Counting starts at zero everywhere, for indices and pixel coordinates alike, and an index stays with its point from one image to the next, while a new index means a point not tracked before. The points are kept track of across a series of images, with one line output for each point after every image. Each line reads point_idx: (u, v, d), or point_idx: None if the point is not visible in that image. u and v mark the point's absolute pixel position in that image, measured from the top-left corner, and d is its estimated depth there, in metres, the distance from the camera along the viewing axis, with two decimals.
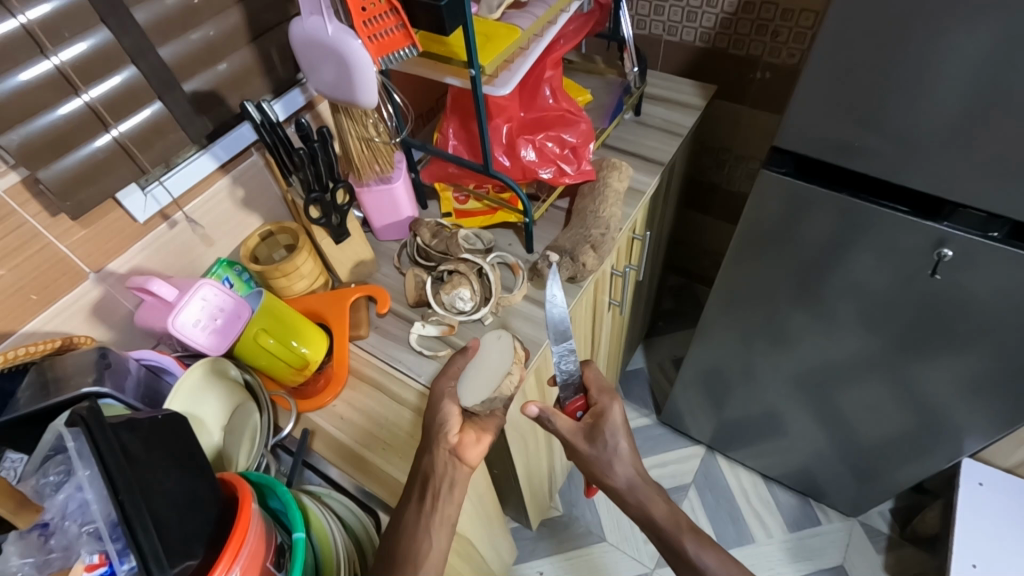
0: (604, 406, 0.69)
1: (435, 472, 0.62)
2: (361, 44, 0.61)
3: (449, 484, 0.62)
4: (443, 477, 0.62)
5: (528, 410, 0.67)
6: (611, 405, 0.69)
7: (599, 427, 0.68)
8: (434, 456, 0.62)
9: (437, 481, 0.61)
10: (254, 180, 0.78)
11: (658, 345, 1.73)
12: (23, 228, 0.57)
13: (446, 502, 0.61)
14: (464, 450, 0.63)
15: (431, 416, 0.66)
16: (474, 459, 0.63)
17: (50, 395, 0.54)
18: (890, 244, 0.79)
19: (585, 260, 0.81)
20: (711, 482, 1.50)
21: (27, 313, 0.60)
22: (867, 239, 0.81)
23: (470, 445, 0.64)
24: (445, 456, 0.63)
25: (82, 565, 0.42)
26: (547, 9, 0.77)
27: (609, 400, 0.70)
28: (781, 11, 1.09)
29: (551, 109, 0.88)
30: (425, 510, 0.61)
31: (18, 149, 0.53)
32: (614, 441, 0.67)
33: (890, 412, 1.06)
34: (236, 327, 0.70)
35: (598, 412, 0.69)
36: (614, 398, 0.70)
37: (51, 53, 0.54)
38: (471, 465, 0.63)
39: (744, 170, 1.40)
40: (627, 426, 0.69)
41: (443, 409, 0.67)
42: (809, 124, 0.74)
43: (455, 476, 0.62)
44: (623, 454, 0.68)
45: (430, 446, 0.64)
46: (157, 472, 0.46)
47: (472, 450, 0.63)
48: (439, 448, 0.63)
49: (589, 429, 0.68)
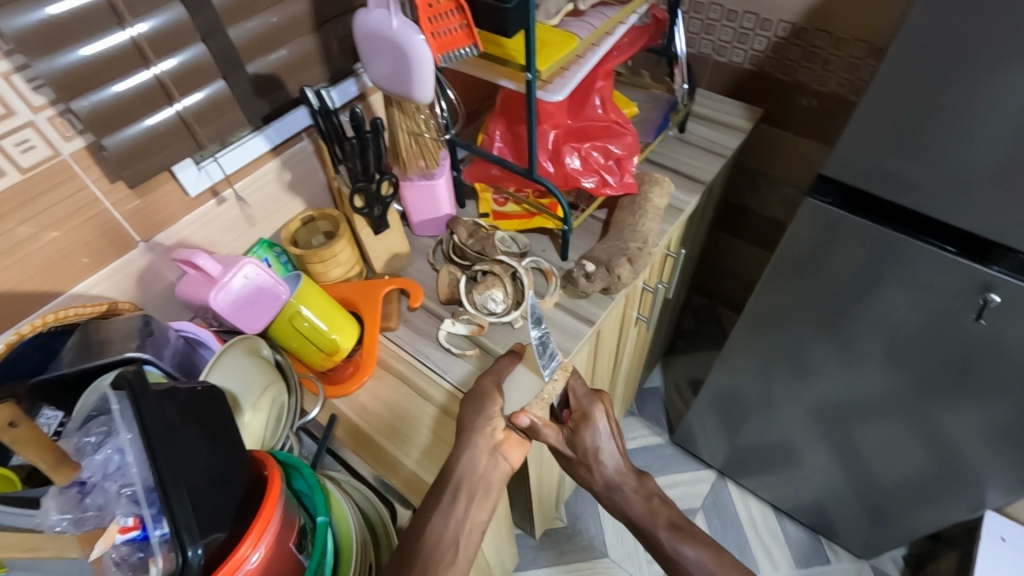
0: (587, 412, 0.74)
1: (475, 472, 0.63)
2: (423, 40, 0.61)
3: (482, 486, 0.63)
4: (482, 477, 0.64)
5: (518, 419, 0.66)
6: (593, 411, 0.74)
7: (581, 434, 0.74)
8: (475, 453, 0.63)
9: (475, 483, 0.63)
10: (302, 165, 0.79)
11: (676, 365, 1.71)
12: (82, 192, 0.59)
13: (480, 506, 0.63)
14: (508, 449, 0.66)
15: (467, 413, 0.66)
16: (515, 460, 0.67)
17: (93, 356, 0.55)
18: (933, 285, 0.78)
19: (620, 273, 0.80)
20: (720, 509, 1.48)
21: (77, 276, 0.62)
22: (909, 277, 0.79)
23: (514, 446, 0.67)
24: (486, 456, 0.64)
25: (117, 527, 0.43)
26: (605, 21, 0.77)
27: (590, 404, 0.74)
28: (835, 39, 1.08)
29: (598, 119, 0.88)
30: (459, 510, 0.62)
31: (88, 116, 0.55)
32: (598, 446, 0.74)
33: (914, 456, 1.03)
34: (274, 307, 0.69)
35: (578, 416, 0.74)
36: (594, 404, 0.74)
37: (129, 25, 0.55)
38: (510, 463, 0.66)
39: (780, 196, 1.39)
40: (610, 428, 0.74)
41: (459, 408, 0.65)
42: (861, 156, 0.73)
43: (491, 479, 0.64)
44: (606, 458, 0.74)
45: (467, 440, 0.64)
46: (193, 443, 0.47)
47: (516, 452, 0.67)
48: (483, 439, 0.64)
49: (570, 437, 0.74)
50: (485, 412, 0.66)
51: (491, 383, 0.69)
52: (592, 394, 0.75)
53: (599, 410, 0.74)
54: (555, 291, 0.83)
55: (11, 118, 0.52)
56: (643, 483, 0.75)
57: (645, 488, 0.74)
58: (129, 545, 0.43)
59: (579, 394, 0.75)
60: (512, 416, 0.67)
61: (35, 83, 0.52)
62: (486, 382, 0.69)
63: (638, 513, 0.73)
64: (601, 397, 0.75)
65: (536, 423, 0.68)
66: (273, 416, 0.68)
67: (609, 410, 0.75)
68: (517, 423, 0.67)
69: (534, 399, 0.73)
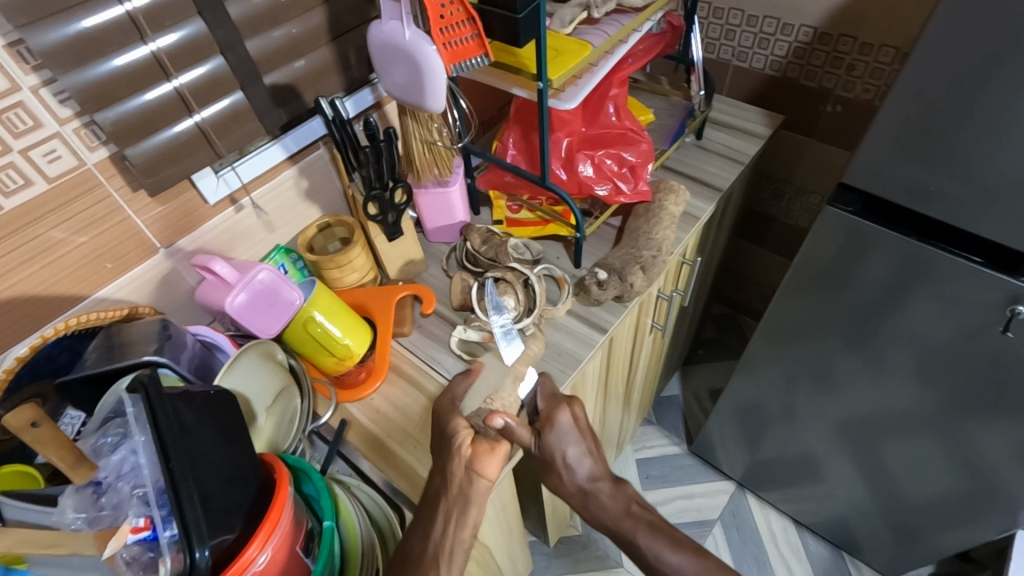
0: (554, 414, 0.72)
1: (449, 491, 0.62)
2: (435, 50, 0.62)
3: (461, 500, 0.62)
4: (457, 494, 0.62)
5: (493, 419, 0.67)
6: (558, 413, 0.72)
7: (547, 436, 0.72)
8: (449, 475, 0.62)
9: (453, 499, 0.62)
10: (319, 173, 0.81)
11: (696, 373, 1.69)
12: (107, 200, 0.61)
13: (460, 525, 0.62)
14: (479, 463, 0.62)
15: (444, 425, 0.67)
16: (493, 473, 0.63)
17: (114, 359, 0.57)
18: (959, 296, 0.75)
19: (633, 281, 0.80)
20: (739, 521, 1.45)
21: (101, 280, 0.64)
22: (930, 287, 0.77)
23: (486, 455, 0.63)
24: (462, 472, 0.62)
25: (128, 527, 0.43)
26: (620, 28, 0.77)
27: (555, 409, 0.72)
28: (860, 44, 1.06)
29: (613, 127, 0.88)
30: (451, 531, 0.61)
31: (112, 128, 0.57)
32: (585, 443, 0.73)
33: (940, 471, 1.00)
34: (288, 313, 0.70)
35: (546, 418, 0.72)
36: (559, 408, 0.72)
37: (150, 40, 0.57)
38: (488, 479, 0.63)
39: (802, 204, 1.36)
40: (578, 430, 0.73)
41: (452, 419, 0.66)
42: (886, 163, 0.71)
43: (469, 494, 0.62)
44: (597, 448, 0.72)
45: (444, 459, 0.64)
46: (205, 445, 0.48)
47: (489, 462, 0.63)
48: (454, 462, 0.62)
49: (539, 440, 0.72)
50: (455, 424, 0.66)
51: (449, 401, 0.70)
52: (560, 397, 0.74)
53: (565, 411, 0.72)
54: (569, 299, 0.82)
55: (39, 130, 0.54)
56: (620, 490, 0.76)
57: (623, 494, 0.76)
58: (140, 544, 0.44)
59: (544, 397, 0.74)
60: (486, 419, 0.67)
61: (62, 96, 0.55)
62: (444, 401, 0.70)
63: (616, 517, 0.74)
64: (568, 399, 0.74)
65: (509, 423, 0.68)
66: (283, 420, 0.69)
67: (576, 411, 0.73)
68: (493, 425, 0.67)
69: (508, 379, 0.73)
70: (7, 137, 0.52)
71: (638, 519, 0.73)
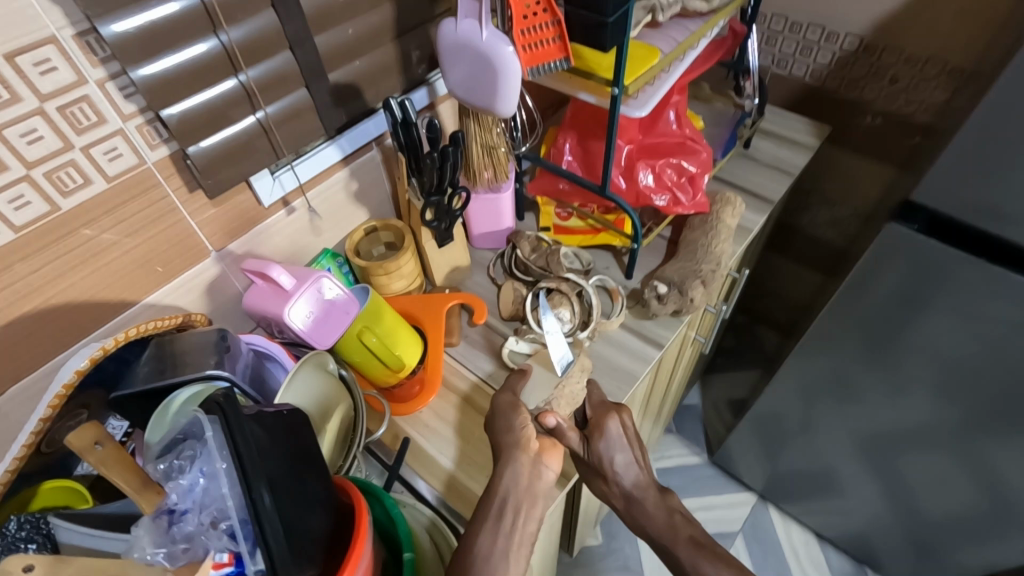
0: (604, 421, 0.67)
1: (517, 486, 0.57)
2: (513, 52, 0.59)
3: (528, 499, 0.57)
4: (526, 489, 0.57)
5: (545, 419, 0.64)
6: (609, 421, 0.67)
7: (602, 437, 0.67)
8: (517, 467, 0.58)
9: (521, 496, 0.57)
10: (370, 174, 0.77)
11: (715, 382, 1.67)
12: (163, 201, 0.58)
13: (528, 516, 0.56)
14: (548, 456, 0.60)
15: (503, 427, 0.63)
16: (558, 467, 0.60)
17: (169, 375, 0.53)
18: (974, 310, 0.74)
19: (694, 295, 0.78)
20: (760, 534, 1.43)
21: (152, 284, 0.61)
22: (948, 299, 0.76)
23: (551, 451, 0.61)
24: (528, 465, 0.59)
25: (212, 563, 0.40)
26: (688, 35, 0.75)
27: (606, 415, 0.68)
28: (906, 56, 1.03)
29: (672, 135, 0.85)
30: (505, 529, 0.55)
31: (177, 125, 0.53)
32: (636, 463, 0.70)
33: (980, 496, 0.98)
34: (343, 322, 0.67)
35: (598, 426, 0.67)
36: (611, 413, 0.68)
37: (222, 31, 0.53)
38: (553, 473, 0.59)
39: (828, 215, 1.34)
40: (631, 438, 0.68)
41: (511, 418, 0.63)
42: (950, 185, 0.68)
43: (538, 488, 0.58)
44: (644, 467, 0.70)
45: (508, 456, 0.59)
46: (283, 472, 0.44)
47: (555, 457, 0.60)
48: (523, 454, 0.59)
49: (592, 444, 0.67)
50: (514, 429, 0.62)
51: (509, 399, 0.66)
52: (608, 405, 0.70)
53: (615, 419, 0.67)
54: (623, 312, 0.80)
55: (102, 126, 0.51)
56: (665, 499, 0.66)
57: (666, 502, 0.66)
58: None
59: (593, 406, 0.70)
60: (539, 417, 0.65)
61: (127, 90, 0.51)
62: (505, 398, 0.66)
63: None
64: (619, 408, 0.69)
65: (561, 424, 0.65)
66: (339, 435, 0.65)
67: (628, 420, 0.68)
68: (545, 424, 0.64)
69: (556, 394, 0.71)
70: (69, 133, 0.49)
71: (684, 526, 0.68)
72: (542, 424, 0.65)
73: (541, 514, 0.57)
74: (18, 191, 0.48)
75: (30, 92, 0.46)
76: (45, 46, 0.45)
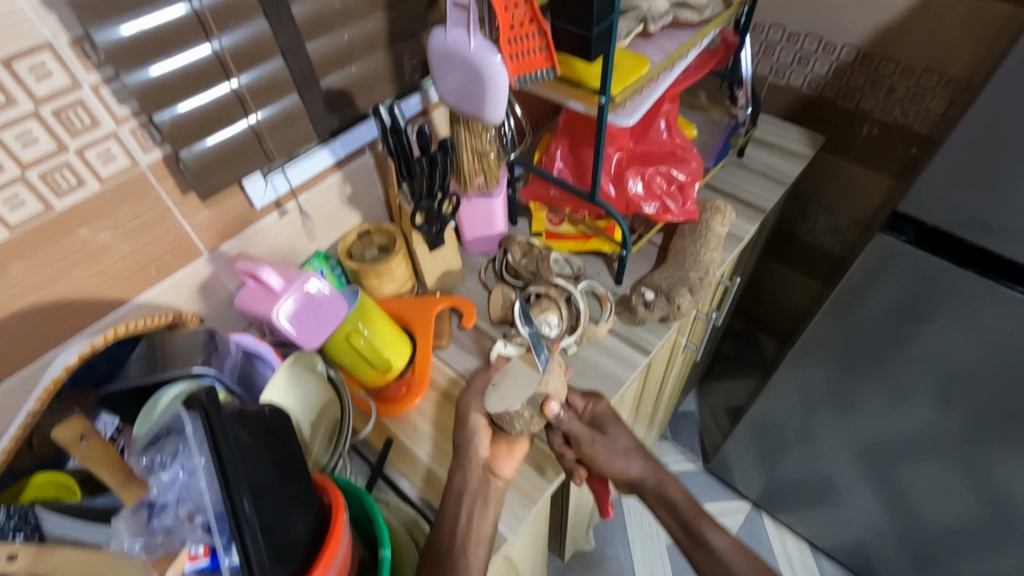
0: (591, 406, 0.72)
1: (469, 488, 0.62)
2: (501, 60, 0.60)
3: (480, 501, 0.62)
4: (476, 489, 0.63)
5: (551, 406, 0.66)
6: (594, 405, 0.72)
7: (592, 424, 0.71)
8: (466, 472, 0.63)
9: (474, 497, 0.62)
10: (363, 179, 0.78)
11: (711, 390, 1.67)
12: (156, 203, 0.59)
13: (481, 518, 0.61)
14: (498, 464, 0.65)
15: (459, 432, 0.66)
16: (507, 474, 0.65)
17: (158, 370, 0.55)
18: (981, 320, 0.73)
19: (681, 302, 0.79)
20: (755, 543, 1.43)
21: (145, 284, 0.62)
22: (956, 309, 0.75)
23: (502, 458, 0.66)
24: (479, 471, 0.64)
25: (187, 555, 0.42)
26: (679, 46, 0.76)
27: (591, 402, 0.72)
28: (902, 67, 1.02)
29: (662, 144, 0.86)
30: (463, 524, 0.60)
31: (170, 129, 0.55)
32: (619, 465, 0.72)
33: (973, 508, 0.97)
34: (333, 322, 0.68)
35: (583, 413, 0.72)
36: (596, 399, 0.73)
37: (215, 38, 0.55)
38: (502, 479, 0.65)
39: (826, 223, 1.34)
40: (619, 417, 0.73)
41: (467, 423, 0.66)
42: (942, 193, 0.68)
43: (489, 491, 0.63)
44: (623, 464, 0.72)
45: (458, 461, 0.64)
46: (264, 471, 0.46)
47: (505, 463, 0.65)
48: (471, 461, 0.63)
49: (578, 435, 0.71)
50: (474, 433, 0.66)
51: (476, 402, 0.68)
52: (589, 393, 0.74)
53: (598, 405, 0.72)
54: (611, 318, 0.81)
55: (96, 129, 0.52)
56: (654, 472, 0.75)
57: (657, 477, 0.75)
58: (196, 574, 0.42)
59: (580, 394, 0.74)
60: (542, 406, 0.66)
61: (121, 94, 0.53)
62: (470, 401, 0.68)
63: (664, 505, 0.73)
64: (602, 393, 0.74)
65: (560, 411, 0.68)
66: (325, 435, 0.65)
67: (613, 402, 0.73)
68: (549, 412, 0.66)
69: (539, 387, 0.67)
70: (63, 135, 0.51)
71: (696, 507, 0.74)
72: (545, 413, 0.66)
73: (496, 512, 0.63)
74: (14, 192, 0.49)
75: (26, 96, 0.47)
76: (41, 52, 0.47)
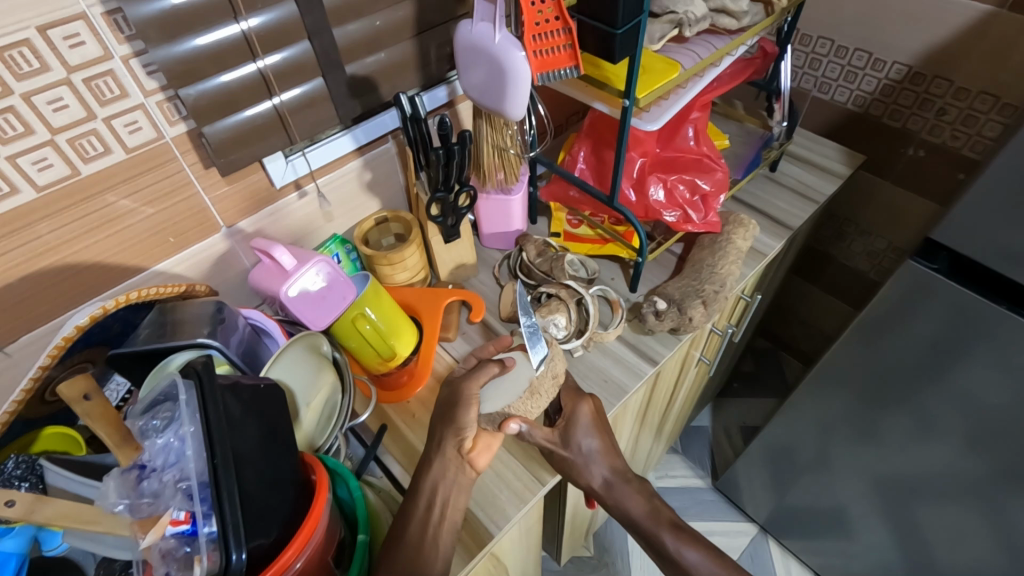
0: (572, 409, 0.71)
1: (445, 477, 0.62)
2: (524, 57, 0.60)
3: (454, 490, 0.62)
4: (454, 481, 0.63)
5: (507, 426, 0.64)
6: (580, 407, 0.70)
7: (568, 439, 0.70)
8: (444, 460, 0.63)
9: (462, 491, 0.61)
10: (384, 166, 0.79)
11: (728, 407, 1.63)
12: (178, 175, 0.61)
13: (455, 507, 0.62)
14: (475, 456, 0.64)
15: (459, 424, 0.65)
16: (481, 465, 0.65)
17: (167, 337, 0.56)
18: (1014, 360, 0.69)
19: (692, 314, 0.77)
20: (757, 567, 1.39)
21: (163, 252, 0.64)
22: (989, 346, 0.70)
23: (481, 451, 0.65)
24: (455, 459, 0.63)
25: (168, 519, 0.43)
26: (712, 52, 0.73)
27: (576, 401, 0.71)
28: (956, 88, 0.97)
29: (688, 151, 0.84)
30: (435, 516, 0.60)
31: (194, 104, 0.56)
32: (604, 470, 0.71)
33: (992, 558, 0.92)
34: (340, 307, 0.68)
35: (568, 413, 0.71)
36: (580, 400, 0.71)
37: (243, 19, 0.56)
38: (478, 469, 0.64)
39: (863, 246, 1.28)
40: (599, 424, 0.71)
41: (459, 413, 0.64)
42: (979, 221, 0.64)
43: (460, 479, 0.63)
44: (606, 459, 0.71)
45: (440, 444, 0.64)
46: (252, 444, 0.47)
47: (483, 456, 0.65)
48: (450, 442, 0.64)
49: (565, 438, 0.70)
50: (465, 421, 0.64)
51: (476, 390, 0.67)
52: (580, 391, 0.73)
53: (585, 406, 0.71)
54: (621, 325, 0.78)
55: (124, 99, 0.54)
56: (645, 487, 0.76)
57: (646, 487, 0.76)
58: (177, 538, 0.44)
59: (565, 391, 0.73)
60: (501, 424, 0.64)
61: (150, 68, 0.54)
62: (470, 388, 0.65)
63: (640, 515, 0.74)
64: (590, 395, 0.72)
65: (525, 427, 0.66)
66: (323, 415, 0.67)
67: (597, 406, 0.72)
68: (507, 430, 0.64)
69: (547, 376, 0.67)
70: (92, 104, 0.53)
71: (660, 516, 0.74)
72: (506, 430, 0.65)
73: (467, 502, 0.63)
74: (42, 154, 0.51)
75: (59, 64, 0.49)
76: (75, 22, 0.49)
